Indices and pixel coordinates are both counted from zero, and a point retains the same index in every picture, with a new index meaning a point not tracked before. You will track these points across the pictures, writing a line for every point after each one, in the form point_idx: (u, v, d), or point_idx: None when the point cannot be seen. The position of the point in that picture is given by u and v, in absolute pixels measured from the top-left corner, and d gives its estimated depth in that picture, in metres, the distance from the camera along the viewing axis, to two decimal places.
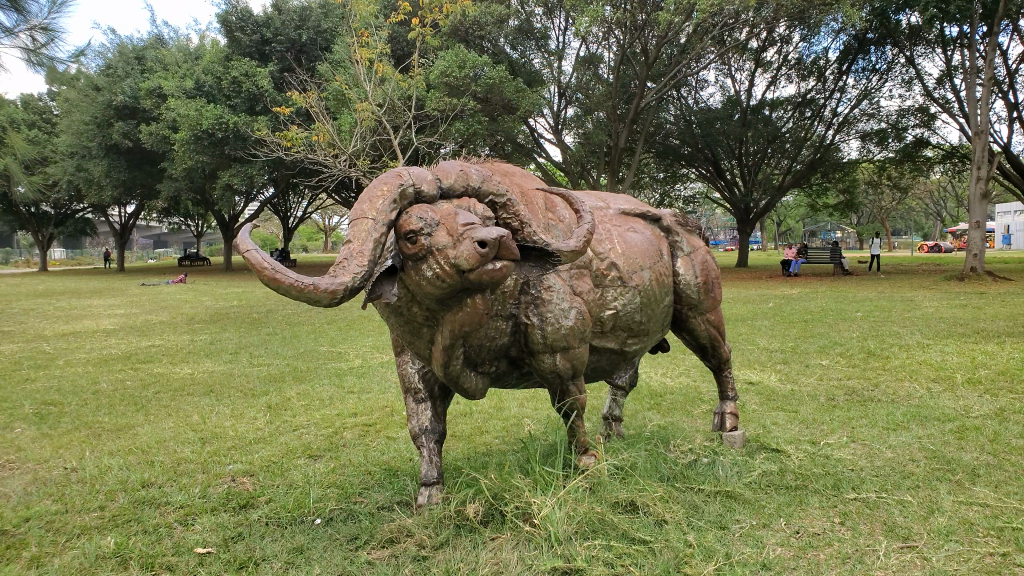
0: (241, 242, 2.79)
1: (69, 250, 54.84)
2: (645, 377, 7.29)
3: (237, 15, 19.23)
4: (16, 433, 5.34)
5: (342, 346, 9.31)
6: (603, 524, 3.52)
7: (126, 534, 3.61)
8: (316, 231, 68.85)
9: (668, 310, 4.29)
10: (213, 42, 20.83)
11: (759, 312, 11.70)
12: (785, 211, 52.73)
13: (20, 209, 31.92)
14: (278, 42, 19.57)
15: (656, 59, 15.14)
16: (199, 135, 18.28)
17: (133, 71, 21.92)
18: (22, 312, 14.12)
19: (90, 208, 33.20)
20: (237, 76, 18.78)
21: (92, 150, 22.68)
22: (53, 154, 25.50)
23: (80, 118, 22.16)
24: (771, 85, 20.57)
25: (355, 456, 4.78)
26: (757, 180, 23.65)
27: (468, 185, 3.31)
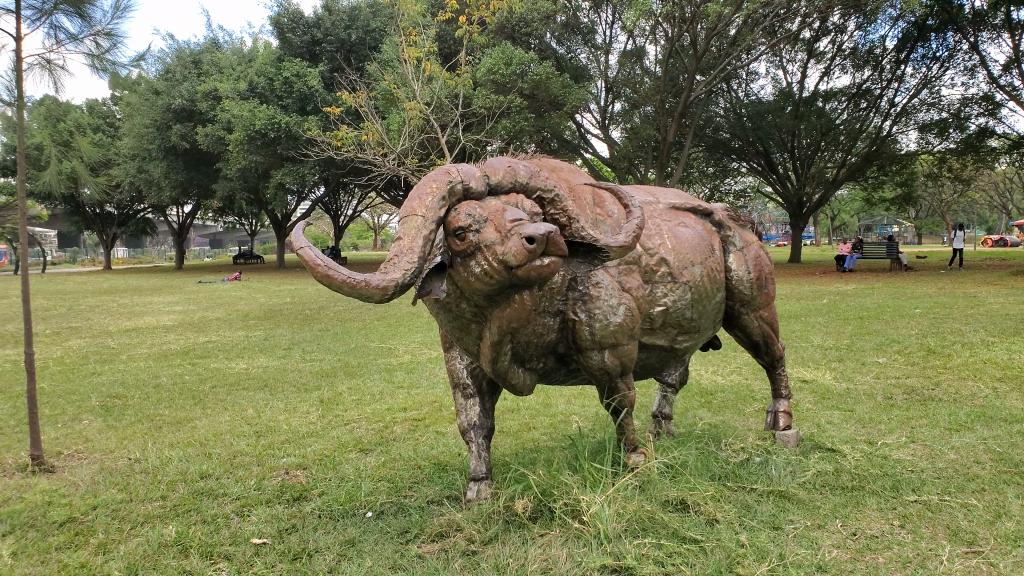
0: (295, 240, 2.84)
1: (133, 249, 56.82)
2: (695, 375, 7.19)
3: (288, 16, 19.69)
4: (84, 426, 5.56)
5: (392, 342, 9.43)
6: (653, 522, 3.48)
7: (186, 523, 3.72)
8: (366, 230, 69.92)
9: (720, 307, 4.22)
10: (266, 46, 21.32)
11: (813, 309, 11.39)
12: (840, 203, 51.43)
13: (86, 209, 33.26)
14: (328, 42, 19.89)
15: (705, 53, 14.82)
16: (253, 134, 18.72)
17: (190, 75, 22.57)
18: (87, 308, 14.71)
19: (150, 208, 34.36)
20: (289, 77, 19.17)
21: (152, 152, 23.45)
22: (115, 156, 26.47)
23: (142, 122, 22.95)
24: (824, 76, 20.06)
25: (405, 451, 4.83)
26: (810, 174, 23.18)
27: (516, 181, 3.31)
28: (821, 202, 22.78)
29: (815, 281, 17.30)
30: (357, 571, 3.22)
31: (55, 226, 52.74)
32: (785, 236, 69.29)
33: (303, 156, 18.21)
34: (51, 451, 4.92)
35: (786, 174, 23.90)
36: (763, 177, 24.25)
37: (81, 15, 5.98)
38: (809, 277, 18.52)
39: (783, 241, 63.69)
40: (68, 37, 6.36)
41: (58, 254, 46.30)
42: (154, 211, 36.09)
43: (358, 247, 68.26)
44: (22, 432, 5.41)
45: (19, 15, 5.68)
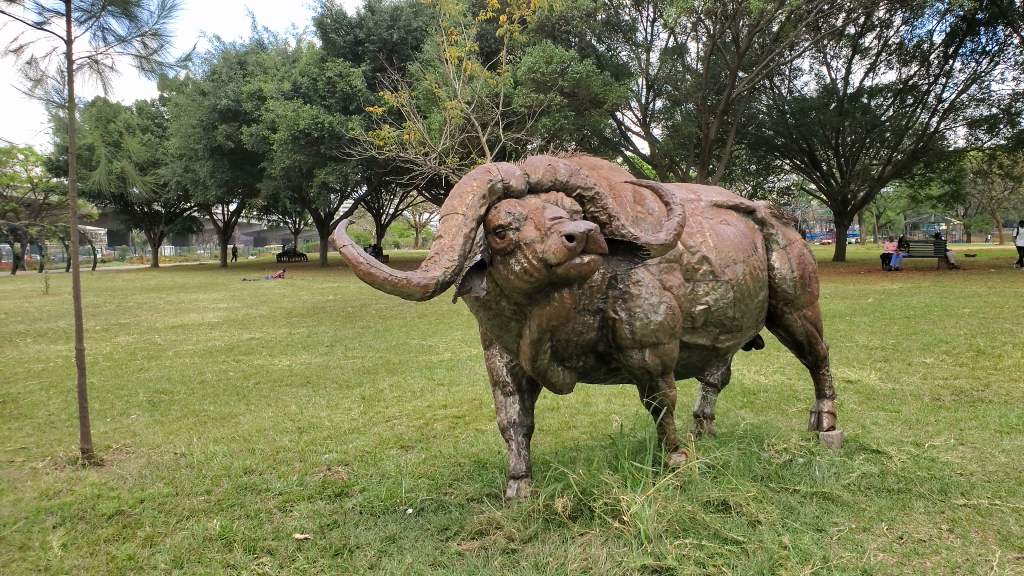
0: (337, 239, 2.86)
1: (179, 248, 57.95)
2: (737, 374, 7.12)
3: (331, 17, 19.91)
4: (132, 420, 5.67)
5: (433, 339, 9.50)
6: (694, 522, 3.44)
7: (229, 518, 3.77)
8: (407, 229, 70.51)
9: (762, 305, 4.18)
10: (309, 47, 21.64)
11: (858, 308, 11.22)
12: (884, 202, 50.57)
13: (134, 208, 34.09)
14: (371, 42, 20.07)
15: (747, 49, 14.66)
16: (297, 134, 18.99)
17: (236, 75, 22.93)
18: (134, 305, 15.04)
19: (195, 207, 35.07)
20: (333, 77, 19.41)
21: (198, 153, 23.90)
22: (162, 156, 27.08)
23: (188, 122, 23.41)
24: (870, 72, 19.78)
25: (445, 448, 4.85)
26: (856, 172, 22.95)
27: (556, 179, 3.31)
28: (866, 201, 22.56)
29: (866, 280, 16.95)
30: (398, 567, 3.23)
31: (104, 224, 53.98)
32: (827, 236, 68.21)
33: (345, 156, 18.40)
34: (99, 445, 5.02)
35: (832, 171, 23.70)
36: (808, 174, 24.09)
37: (126, 15, 6.10)
38: (852, 277, 18.24)
39: (826, 241, 62.67)
40: (116, 39, 6.51)
41: (107, 253, 47.35)
42: (199, 210, 36.80)
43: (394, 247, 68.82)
44: (73, 426, 5.53)
45: (67, 18, 5.84)
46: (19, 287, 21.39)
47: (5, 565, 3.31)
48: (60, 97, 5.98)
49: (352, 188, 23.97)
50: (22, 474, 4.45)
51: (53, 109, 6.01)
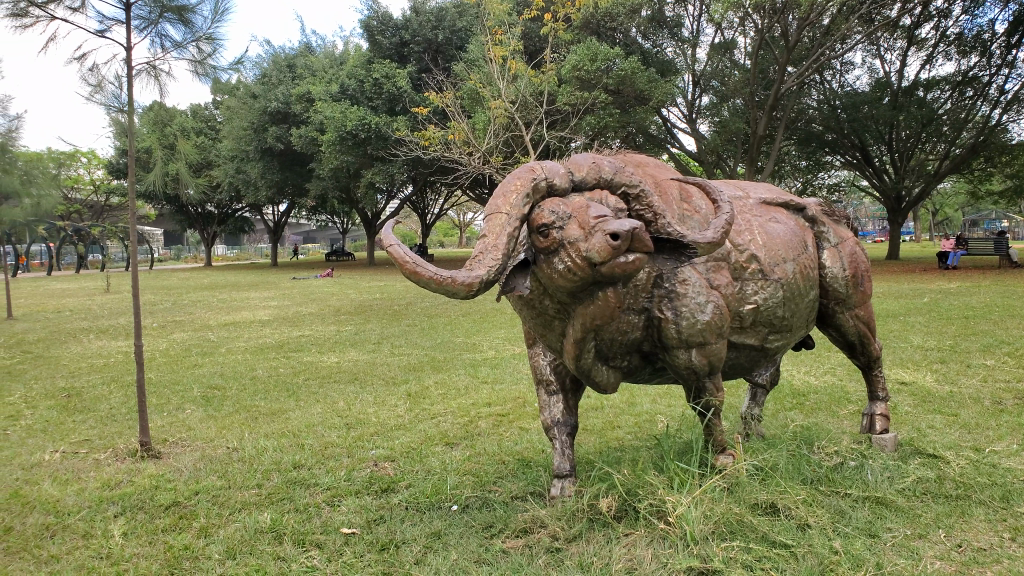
0: (384, 238, 2.89)
1: (233, 247, 59.57)
2: (786, 375, 6.99)
3: (378, 19, 20.15)
4: (187, 415, 5.85)
5: (478, 338, 9.56)
6: (741, 525, 3.38)
7: (280, 512, 3.87)
8: (454, 229, 71.02)
9: (814, 305, 4.10)
10: (357, 49, 21.98)
11: (913, 308, 10.88)
12: (943, 198, 48.88)
13: (189, 209, 35.11)
14: (416, 43, 20.26)
15: (797, 43, 14.32)
16: (344, 135, 19.27)
17: (286, 79, 23.33)
18: (191, 303, 15.51)
19: (247, 208, 35.97)
20: (379, 78, 19.63)
21: (250, 154, 24.47)
22: (215, 158, 27.86)
23: (240, 125, 23.99)
24: (926, 63, 19.11)
25: (490, 446, 4.87)
26: (911, 168, 22.26)
27: (601, 177, 3.30)
28: (922, 197, 21.84)
29: (925, 279, 16.39)
30: (443, 563, 3.27)
31: (162, 225, 55.91)
32: (882, 232, 66.16)
33: (391, 156, 18.61)
34: (158, 438, 5.20)
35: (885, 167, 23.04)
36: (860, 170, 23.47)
37: (182, 21, 6.28)
38: (908, 275, 17.68)
39: (882, 239, 60.59)
40: (173, 44, 6.70)
41: (165, 252, 48.87)
42: (251, 210, 37.72)
43: (441, 245, 69.37)
44: (133, 419, 5.74)
45: (127, 25, 6.06)
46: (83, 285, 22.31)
47: (69, 553, 3.45)
48: (120, 102, 6.21)
49: (398, 188, 24.25)
50: (86, 465, 4.64)
51: (114, 114, 6.25)
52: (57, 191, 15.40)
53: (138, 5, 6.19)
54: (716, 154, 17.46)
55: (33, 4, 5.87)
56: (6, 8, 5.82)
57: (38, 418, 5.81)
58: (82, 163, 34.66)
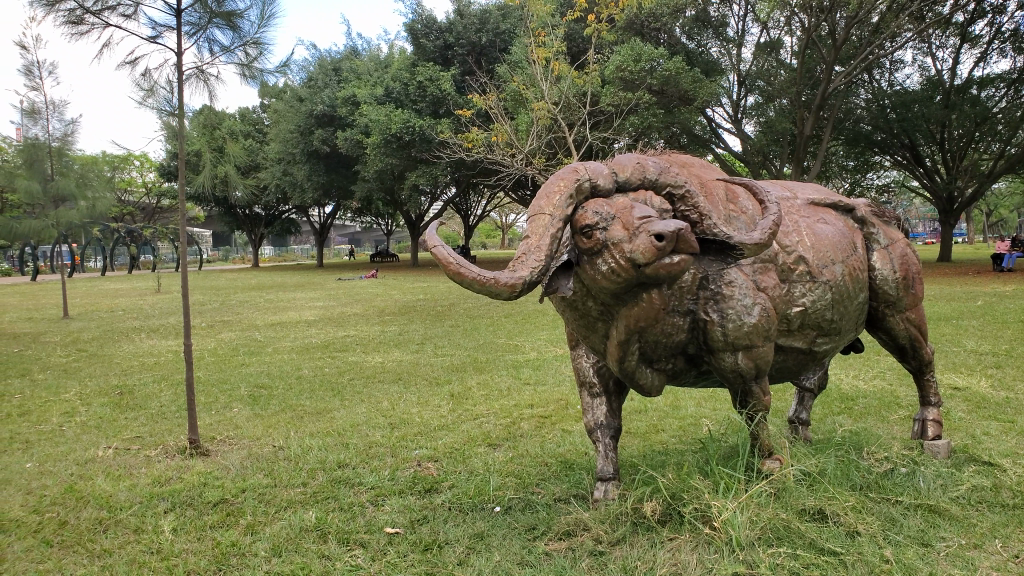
0: (428, 239, 2.90)
1: (276, 248, 60.67)
2: (834, 379, 6.88)
3: (422, 23, 20.38)
4: (235, 413, 5.95)
5: (520, 339, 9.56)
6: (789, 531, 3.32)
7: (325, 510, 3.91)
8: (495, 231, 71.20)
9: (862, 308, 4.02)
10: (402, 53, 22.24)
11: (966, 311, 10.58)
12: (1000, 199, 47.54)
13: (236, 211, 35.82)
14: (460, 46, 20.36)
15: (845, 42, 14.10)
16: (389, 138, 19.49)
17: (332, 82, 23.62)
18: (238, 303, 15.84)
19: (294, 210, 36.51)
20: (423, 81, 19.74)
21: (296, 157, 24.84)
22: (263, 161, 28.37)
23: (287, 128, 24.39)
24: (980, 61, 18.65)
25: (533, 447, 4.87)
26: (964, 168, 21.74)
27: (645, 177, 3.27)
28: (974, 198, 21.31)
29: (971, 282, 15.96)
30: (486, 564, 3.27)
31: (209, 226, 57.26)
32: (931, 234, 64.45)
33: (434, 158, 18.75)
34: (206, 435, 5.30)
35: (937, 167, 22.57)
36: (910, 170, 23.04)
37: (230, 25, 6.41)
38: (951, 279, 17.25)
39: (932, 241, 59.03)
40: (223, 48, 6.85)
41: (213, 253, 49.89)
42: (296, 213, 38.29)
43: (482, 247, 69.52)
44: (183, 417, 5.85)
45: (178, 30, 6.22)
46: (133, 285, 22.96)
47: (121, 547, 3.53)
48: (170, 105, 6.38)
49: (442, 189, 24.30)
50: (138, 461, 4.74)
51: (165, 117, 6.43)
52: (110, 194, 15.90)
53: (188, 12, 6.35)
54: (762, 155, 17.16)
55: (88, 12, 6.07)
56: (63, 15, 6.01)
57: (92, 415, 5.96)
58: (133, 167, 35.71)
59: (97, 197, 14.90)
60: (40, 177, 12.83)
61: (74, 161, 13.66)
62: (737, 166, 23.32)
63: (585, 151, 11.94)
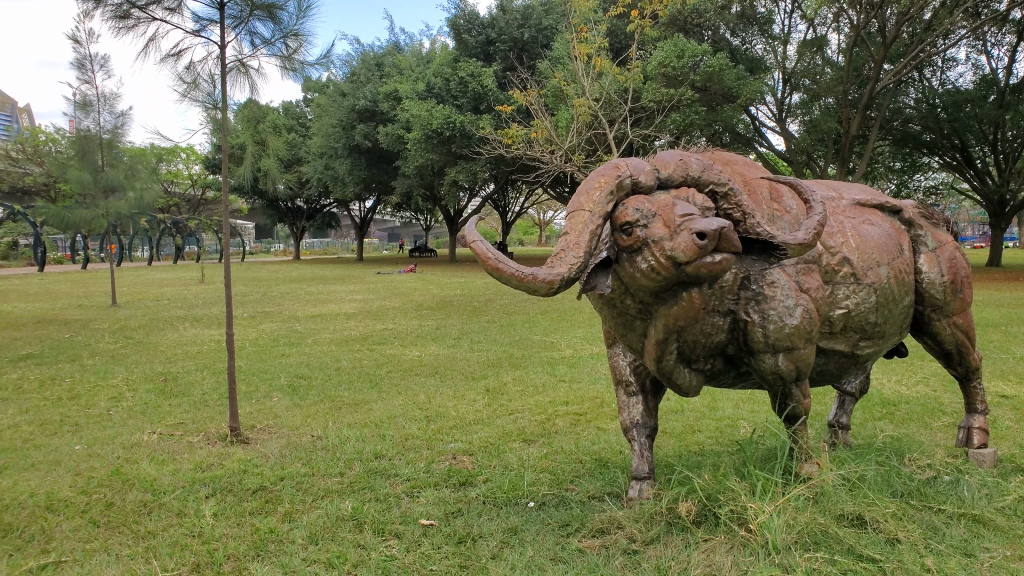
0: (467, 234, 2.90)
1: (316, 240, 61.45)
2: (876, 383, 6.77)
3: (465, 18, 20.47)
4: (274, 402, 6.06)
5: (556, 336, 9.56)
6: (827, 536, 3.26)
7: (361, 500, 3.96)
8: (532, 227, 71.19)
9: (907, 312, 3.95)
10: (443, 48, 22.37)
11: (1017, 318, 10.29)
12: None
13: (276, 204, 36.38)
14: (502, 42, 20.36)
15: (895, 39, 13.76)
16: (430, 133, 19.60)
17: (374, 77, 23.84)
18: (280, 294, 16.13)
19: (334, 204, 36.92)
20: (465, 77, 19.83)
21: (337, 151, 25.11)
22: (304, 154, 28.78)
23: (329, 122, 24.69)
24: None
25: (567, 445, 4.88)
26: (1017, 170, 21.07)
27: (688, 174, 3.23)
28: None
29: (1016, 288, 15.53)
30: (519, 559, 3.28)
31: (253, 219, 58.38)
32: (980, 237, 62.61)
33: (475, 154, 18.81)
34: (246, 424, 5.41)
35: (988, 169, 21.92)
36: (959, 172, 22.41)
37: (272, 18, 6.50)
38: (994, 284, 16.81)
39: (982, 245, 57.42)
40: (265, 42, 6.94)
41: (255, 246, 50.74)
42: (336, 207, 38.71)
43: (521, 242, 69.49)
44: (223, 405, 5.96)
45: (222, 23, 6.33)
46: (177, 274, 23.51)
47: (164, 530, 3.62)
48: (213, 98, 6.54)
49: (480, 185, 24.35)
50: (180, 447, 4.86)
51: (210, 110, 6.58)
52: (157, 186, 16.28)
53: (231, 5, 6.45)
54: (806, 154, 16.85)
55: (136, 6, 6.20)
56: (110, 10, 6.13)
57: (137, 400, 6.10)
58: (180, 159, 36.55)
59: (144, 188, 15.26)
60: (91, 168, 13.15)
61: (124, 153, 14.00)
62: (778, 164, 22.99)
63: (626, 148, 11.89)
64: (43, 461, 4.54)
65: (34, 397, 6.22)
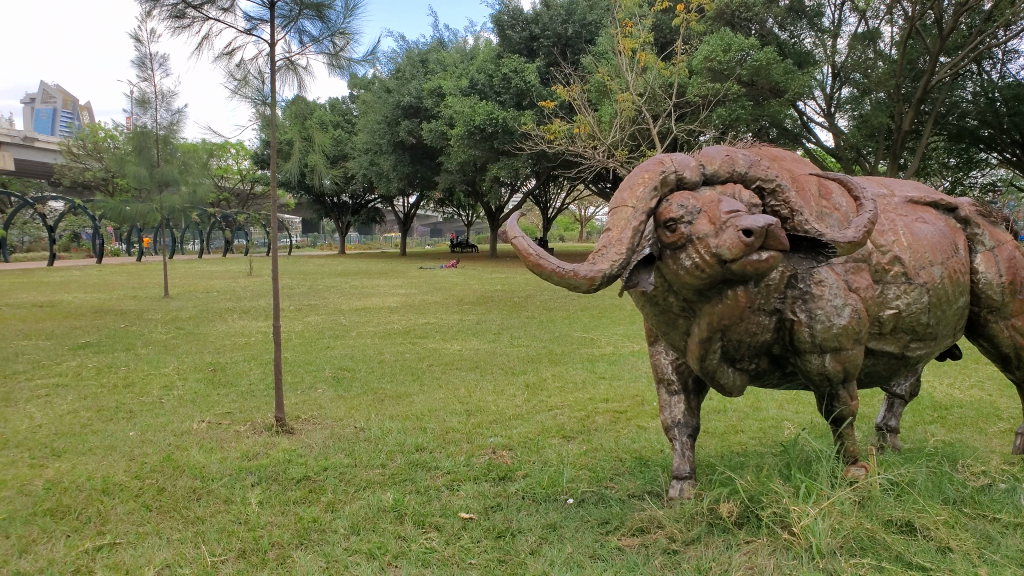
0: (508, 229, 2.89)
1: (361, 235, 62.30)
2: (927, 386, 6.58)
3: (509, 14, 20.48)
4: (319, 394, 6.17)
5: (596, 333, 9.51)
6: (873, 542, 3.17)
7: (402, 492, 4.01)
8: (574, 223, 70.99)
9: (962, 313, 3.82)
10: (487, 44, 22.43)
11: None
12: None
13: (322, 199, 36.99)
14: (546, 38, 20.32)
15: (952, 31, 13.27)
16: (473, 130, 19.69)
17: (418, 74, 24.00)
18: (325, 287, 16.46)
19: (378, 199, 37.38)
20: (508, 73, 19.81)
21: (382, 147, 25.39)
22: (349, 150, 29.23)
23: (374, 119, 24.99)
24: None
25: (606, 442, 4.85)
26: None
27: (734, 170, 3.19)
28: None
29: None
30: (557, 555, 3.29)
31: (300, 214, 59.44)
32: None
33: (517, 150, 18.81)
34: (291, 414, 5.53)
35: None
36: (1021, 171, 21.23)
37: (320, 18, 6.64)
38: None
39: None
40: (313, 40, 7.06)
41: (302, 240, 51.67)
42: (381, 202, 39.15)
43: (563, 239, 69.27)
44: (269, 396, 6.10)
45: (272, 23, 6.48)
46: (227, 267, 24.16)
47: (213, 516, 3.72)
48: (262, 95, 6.71)
49: (522, 181, 24.37)
50: (228, 435, 4.99)
51: (259, 107, 6.76)
52: (208, 180, 16.71)
53: (281, 5, 6.59)
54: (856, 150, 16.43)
55: (191, 6, 6.39)
56: (166, 10, 6.31)
57: (188, 390, 6.29)
58: (230, 154, 37.52)
59: (196, 182, 15.72)
60: (147, 163, 13.57)
61: (177, 149, 14.39)
62: (827, 160, 22.46)
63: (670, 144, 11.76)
64: (99, 447, 4.72)
65: (93, 384, 6.46)
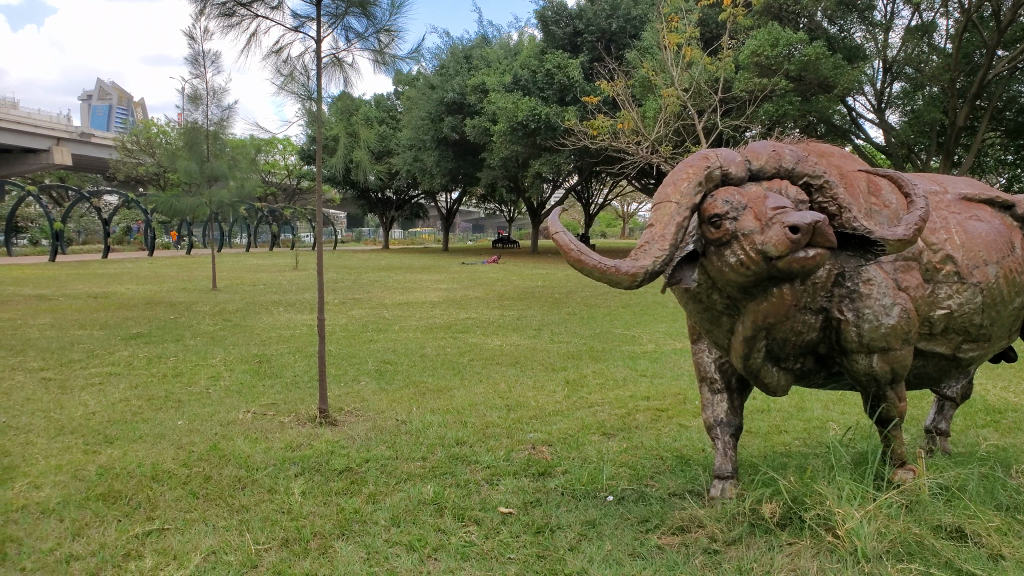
0: (549, 224, 2.89)
1: (404, 231, 62.79)
2: (980, 390, 6.40)
3: (552, 10, 20.50)
4: (362, 386, 6.25)
5: (637, 330, 9.45)
6: (921, 547, 3.10)
7: (442, 485, 4.04)
8: (615, 221, 70.50)
9: (1016, 314, 3.71)
10: (531, 39, 22.43)
11: None
12: None
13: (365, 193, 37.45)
14: (590, 33, 20.26)
15: (1010, 24, 12.84)
16: (516, 126, 19.71)
17: (462, 70, 24.07)
18: (368, 282, 16.65)
19: (421, 194, 37.65)
20: (552, 68, 19.73)
21: (425, 143, 25.59)
22: (393, 146, 29.55)
23: (418, 115, 25.20)
24: None
25: (647, 440, 4.82)
26: None
27: (781, 166, 3.14)
28: None
29: None
30: (596, 552, 3.28)
31: (344, 209, 60.20)
32: None
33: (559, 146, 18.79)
34: (335, 407, 5.61)
35: None
36: None
37: (365, 15, 6.71)
38: None
39: None
40: (359, 37, 7.15)
41: (346, 235, 52.32)
42: (425, 198, 39.44)
43: (604, 236, 68.85)
44: (314, 388, 6.19)
45: (319, 21, 6.59)
46: (272, 261, 24.63)
47: (256, 505, 3.80)
48: (309, 92, 6.83)
49: (564, 178, 24.31)
50: (273, 426, 5.08)
51: (306, 103, 6.87)
52: (255, 175, 17.02)
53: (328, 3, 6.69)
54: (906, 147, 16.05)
55: (240, 5, 6.53)
56: (216, 9, 6.44)
57: (233, 380, 6.44)
58: (276, 150, 38.25)
59: (244, 177, 16.04)
60: (198, 158, 13.88)
61: (226, 145, 14.70)
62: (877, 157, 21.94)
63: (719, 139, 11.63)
64: (149, 434, 4.85)
65: (143, 372, 6.65)
